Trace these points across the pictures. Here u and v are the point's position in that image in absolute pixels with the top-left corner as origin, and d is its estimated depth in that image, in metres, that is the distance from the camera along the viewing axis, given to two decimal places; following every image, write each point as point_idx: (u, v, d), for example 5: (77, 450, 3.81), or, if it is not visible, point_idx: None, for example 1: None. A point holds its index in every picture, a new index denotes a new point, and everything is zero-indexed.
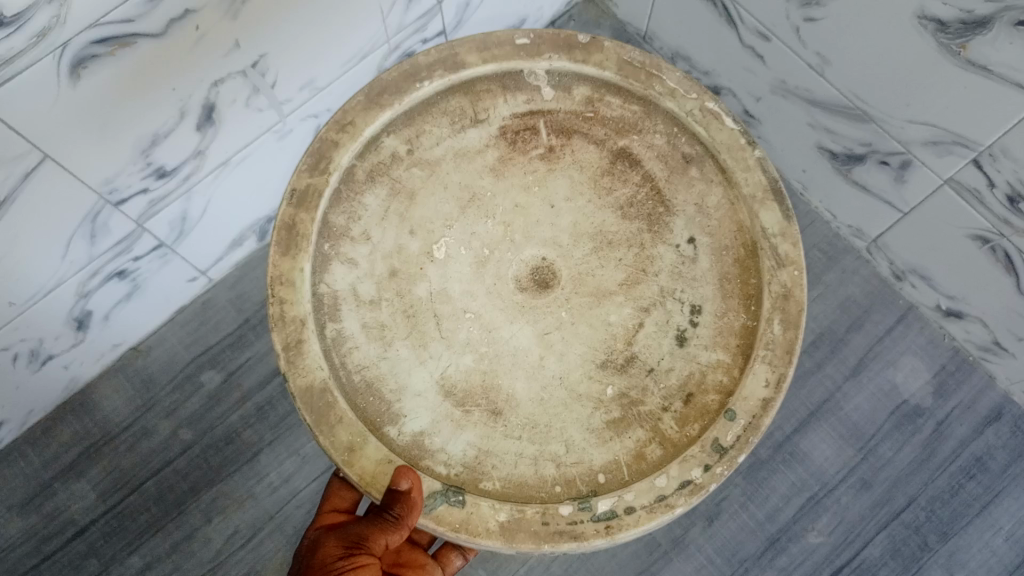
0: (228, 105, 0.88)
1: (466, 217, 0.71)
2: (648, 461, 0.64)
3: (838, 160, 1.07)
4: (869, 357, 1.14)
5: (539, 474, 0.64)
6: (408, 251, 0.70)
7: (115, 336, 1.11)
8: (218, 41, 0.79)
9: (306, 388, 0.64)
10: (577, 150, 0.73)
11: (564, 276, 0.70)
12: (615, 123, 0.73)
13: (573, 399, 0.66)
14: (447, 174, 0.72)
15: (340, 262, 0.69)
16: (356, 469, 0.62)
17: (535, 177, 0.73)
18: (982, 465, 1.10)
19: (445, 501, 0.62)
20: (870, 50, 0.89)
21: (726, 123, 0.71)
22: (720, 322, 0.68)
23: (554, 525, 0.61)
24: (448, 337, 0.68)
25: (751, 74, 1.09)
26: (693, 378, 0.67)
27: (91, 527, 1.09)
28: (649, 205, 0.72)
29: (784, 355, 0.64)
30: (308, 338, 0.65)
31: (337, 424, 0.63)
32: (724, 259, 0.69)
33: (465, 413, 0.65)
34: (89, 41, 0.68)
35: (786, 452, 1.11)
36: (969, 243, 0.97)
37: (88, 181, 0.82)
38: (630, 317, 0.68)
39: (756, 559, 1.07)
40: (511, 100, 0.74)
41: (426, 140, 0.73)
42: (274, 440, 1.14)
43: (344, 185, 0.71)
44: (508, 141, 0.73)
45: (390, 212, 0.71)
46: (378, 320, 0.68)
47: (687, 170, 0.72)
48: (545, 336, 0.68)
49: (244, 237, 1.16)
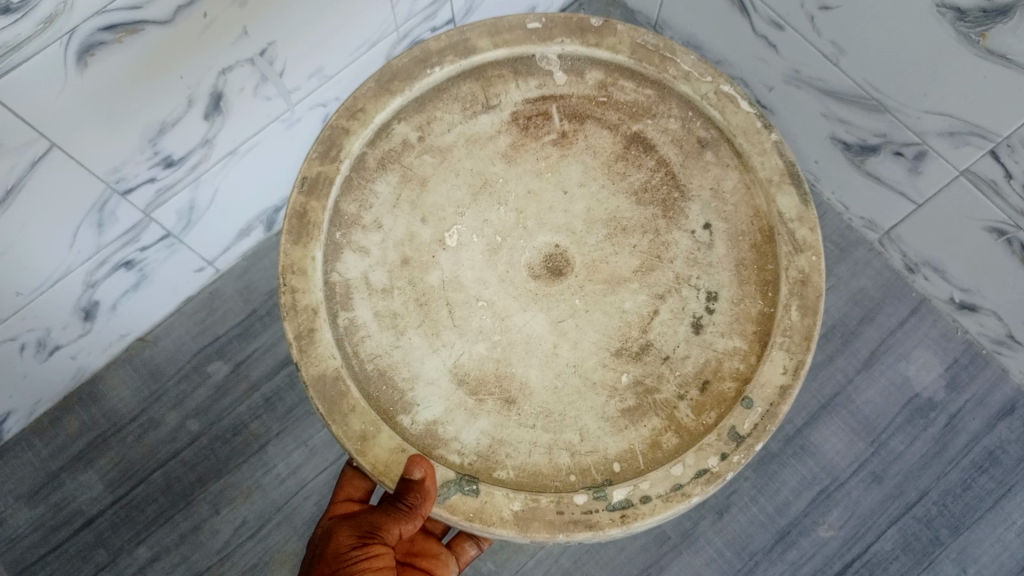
0: (237, 93, 0.87)
1: (478, 205, 0.71)
2: (664, 450, 0.64)
3: (851, 150, 1.06)
4: (881, 350, 1.13)
5: (553, 463, 0.63)
6: (420, 239, 0.69)
7: (122, 327, 1.11)
8: (227, 27, 0.78)
9: (318, 376, 0.63)
10: (590, 136, 0.72)
11: (577, 262, 0.69)
12: (629, 108, 0.73)
13: (588, 386, 0.65)
14: (459, 161, 0.72)
15: (352, 251, 0.69)
16: (369, 458, 0.62)
17: (548, 163, 0.72)
18: (994, 459, 1.09)
19: (459, 490, 0.61)
20: (886, 39, 0.88)
21: (742, 106, 0.70)
22: (737, 308, 0.67)
23: (568, 514, 0.61)
24: (460, 325, 0.67)
25: (763, 64, 1.08)
26: (709, 366, 0.66)
27: (99, 517, 1.09)
28: (664, 190, 0.71)
29: (802, 342, 0.64)
30: (320, 327, 0.65)
31: (350, 412, 0.63)
32: (740, 245, 0.69)
33: (478, 402, 0.65)
34: (97, 28, 0.67)
35: (797, 446, 1.10)
36: (984, 235, 0.96)
37: (96, 169, 0.81)
38: (645, 305, 0.68)
39: (766, 553, 1.07)
40: (523, 85, 0.73)
41: (438, 126, 0.72)
42: (282, 431, 1.14)
43: (355, 173, 0.70)
44: (520, 127, 0.73)
45: (402, 199, 0.70)
46: (390, 308, 0.68)
47: (703, 155, 0.71)
48: (559, 324, 0.67)
49: (253, 227, 1.15)
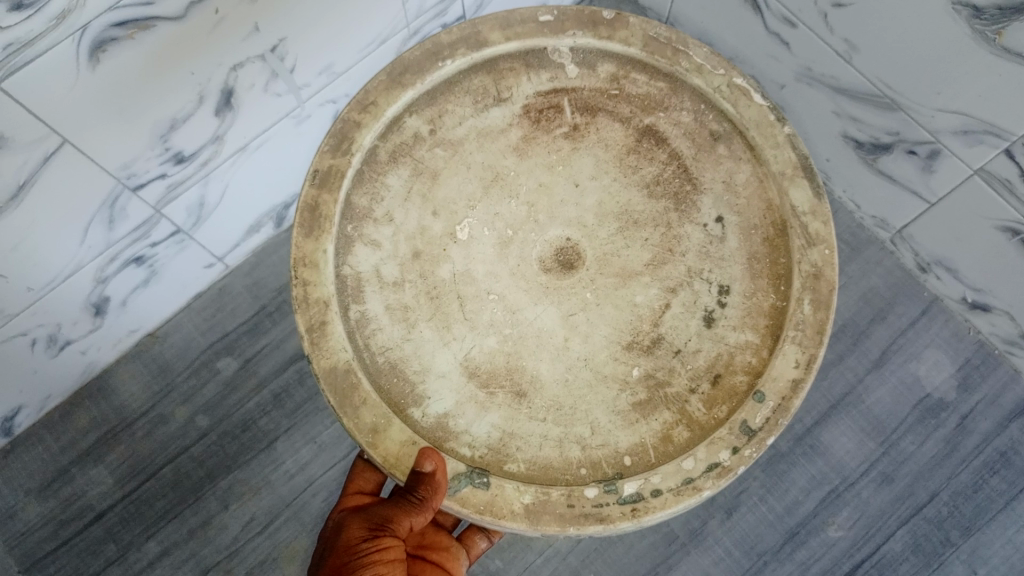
0: (248, 90, 0.88)
1: (489, 198, 0.71)
2: (675, 443, 0.63)
3: (863, 149, 1.06)
4: (892, 350, 1.12)
5: (564, 456, 0.63)
6: (431, 232, 0.69)
7: (132, 322, 1.11)
8: (239, 23, 0.78)
9: (330, 369, 0.63)
10: (602, 129, 0.72)
11: (588, 256, 0.69)
12: (640, 101, 0.72)
13: (598, 380, 0.65)
14: (470, 154, 0.72)
15: (363, 244, 0.69)
16: (380, 451, 0.62)
17: (559, 156, 0.72)
18: (1006, 460, 1.08)
19: (470, 483, 0.61)
20: (899, 37, 0.87)
21: (754, 99, 0.70)
22: (749, 302, 0.67)
23: (579, 508, 0.61)
24: (471, 319, 0.67)
25: (775, 61, 1.08)
26: (721, 360, 0.66)
27: (109, 512, 1.10)
28: (676, 183, 0.71)
29: (815, 336, 0.64)
30: (332, 320, 0.65)
31: (361, 406, 0.63)
32: (752, 238, 0.68)
33: (489, 395, 0.65)
34: (109, 23, 0.67)
35: (807, 445, 1.10)
36: (997, 234, 0.96)
37: (107, 164, 0.82)
38: (656, 299, 0.68)
39: (775, 552, 1.06)
40: (534, 78, 0.73)
41: (449, 119, 0.72)
42: (291, 427, 1.14)
43: (366, 166, 0.70)
44: (531, 120, 0.73)
45: (413, 192, 0.70)
46: (401, 301, 0.68)
47: (715, 148, 0.71)
48: (570, 318, 0.67)
49: (262, 223, 1.15)
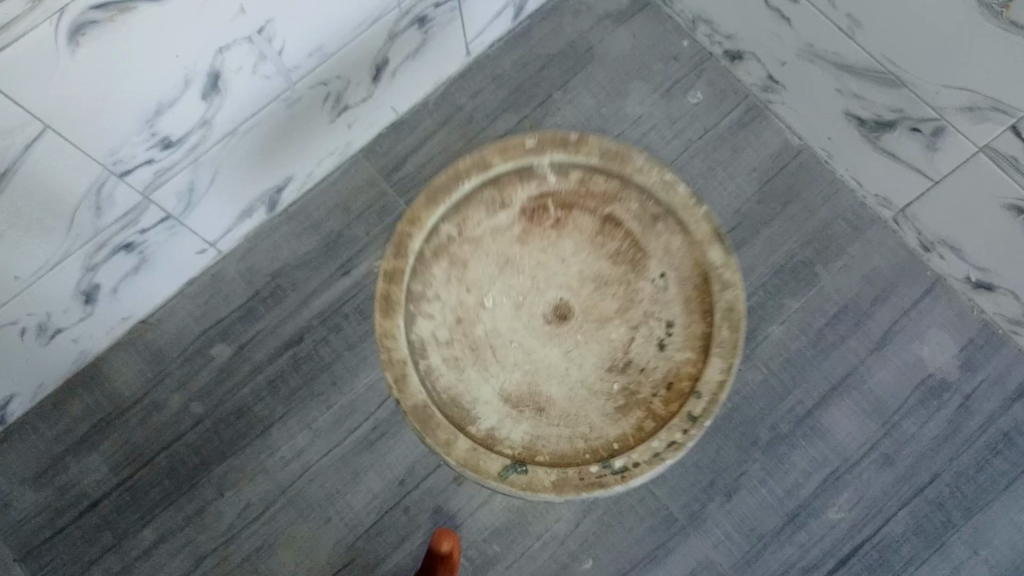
0: (234, 73, 0.85)
1: (505, 279, 0.75)
2: (644, 433, 0.70)
3: (866, 127, 1.03)
4: (894, 330, 1.11)
5: (574, 446, 0.70)
6: (470, 304, 0.74)
7: (123, 308, 1.09)
8: (223, 5, 0.76)
9: (414, 406, 0.68)
10: (577, 221, 0.76)
11: (576, 310, 0.74)
12: (602, 196, 0.76)
13: (591, 394, 0.72)
14: (489, 250, 0.75)
15: (423, 316, 0.73)
16: (456, 455, 0.67)
17: (550, 243, 0.76)
18: (1009, 441, 1.07)
19: (515, 471, 0.67)
20: (903, 13, 0.85)
21: (677, 184, 0.73)
22: (686, 332, 0.72)
23: (589, 478, 0.67)
24: (500, 358, 0.72)
25: (776, 38, 1.06)
26: (669, 374, 0.72)
27: (105, 500, 1.09)
28: (628, 256, 0.75)
29: (732, 350, 0.69)
30: (410, 372, 0.69)
31: (438, 426, 0.68)
32: (686, 287, 0.73)
33: (518, 412, 0.71)
34: (86, 7, 0.65)
35: (808, 427, 1.09)
36: (1002, 213, 0.94)
37: (92, 151, 0.79)
38: (624, 334, 0.74)
39: (775, 534, 1.06)
40: (527, 186, 0.76)
41: (472, 224, 0.75)
42: (286, 414, 1.12)
43: (416, 268, 0.73)
44: (528, 219, 0.76)
45: (452, 277, 0.74)
46: (453, 355, 0.72)
47: (654, 224, 0.75)
48: (568, 354, 0.73)
49: (254, 208, 1.12)
